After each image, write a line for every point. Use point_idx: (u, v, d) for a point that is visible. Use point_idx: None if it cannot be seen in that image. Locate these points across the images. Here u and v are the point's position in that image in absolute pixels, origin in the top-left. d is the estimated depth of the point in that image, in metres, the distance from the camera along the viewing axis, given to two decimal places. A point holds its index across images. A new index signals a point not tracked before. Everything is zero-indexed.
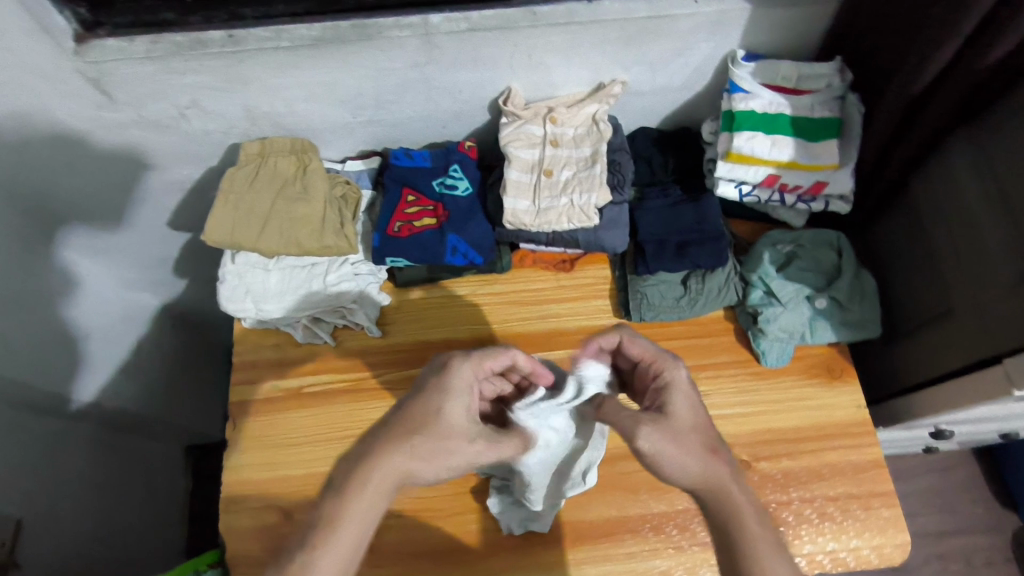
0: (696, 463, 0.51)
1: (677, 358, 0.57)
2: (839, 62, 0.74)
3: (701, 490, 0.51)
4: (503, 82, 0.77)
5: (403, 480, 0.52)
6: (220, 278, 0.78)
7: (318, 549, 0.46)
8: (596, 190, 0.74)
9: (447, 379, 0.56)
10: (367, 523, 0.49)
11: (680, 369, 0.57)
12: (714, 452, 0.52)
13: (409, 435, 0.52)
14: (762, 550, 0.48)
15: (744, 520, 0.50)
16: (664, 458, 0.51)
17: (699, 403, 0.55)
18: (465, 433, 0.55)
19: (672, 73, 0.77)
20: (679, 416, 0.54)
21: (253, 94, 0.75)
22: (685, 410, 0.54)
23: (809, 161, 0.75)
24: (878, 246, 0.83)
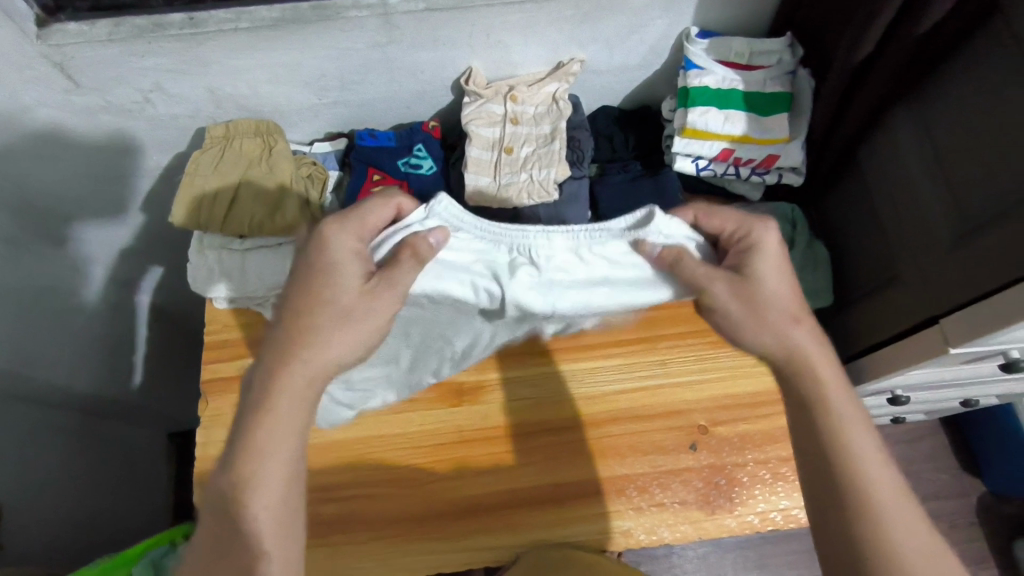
0: (776, 331, 0.55)
1: (766, 221, 0.57)
2: (789, 38, 0.76)
3: (784, 359, 0.54)
4: (463, 61, 0.78)
5: (312, 375, 0.52)
6: (190, 259, 0.79)
7: (247, 474, 0.47)
8: (554, 166, 0.77)
9: (323, 253, 0.53)
10: (291, 429, 0.49)
11: (769, 231, 0.56)
12: (798, 321, 0.55)
13: (304, 327, 0.52)
14: (845, 423, 0.50)
15: (827, 398, 0.51)
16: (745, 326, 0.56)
17: (788, 267, 0.56)
18: (362, 300, 0.53)
19: (630, 51, 0.79)
20: (768, 286, 0.55)
21: (217, 76, 0.76)
22: (779, 285, 0.55)
23: (760, 135, 0.77)
24: (830, 217, 0.86)
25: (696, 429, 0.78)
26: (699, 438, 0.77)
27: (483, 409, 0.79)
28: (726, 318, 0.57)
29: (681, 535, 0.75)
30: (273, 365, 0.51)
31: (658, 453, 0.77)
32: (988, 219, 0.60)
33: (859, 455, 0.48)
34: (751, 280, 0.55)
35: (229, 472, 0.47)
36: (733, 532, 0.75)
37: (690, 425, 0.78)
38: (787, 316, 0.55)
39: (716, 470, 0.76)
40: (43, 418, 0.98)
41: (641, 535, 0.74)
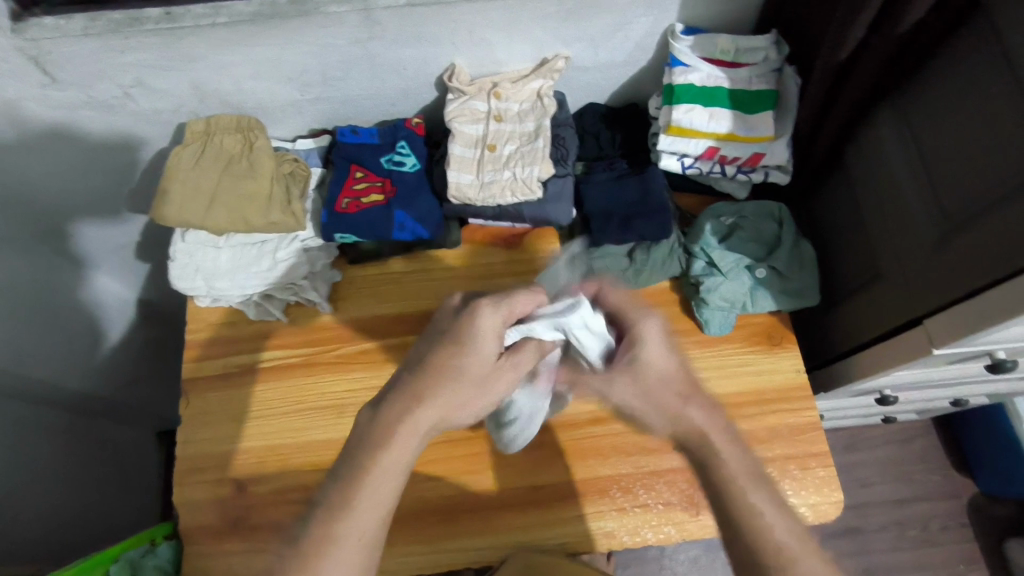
0: (666, 416, 0.58)
1: (650, 313, 0.63)
2: (774, 36, 0.76)
3: (683, 444, 0.57)
4: (447, 58, 0.78)
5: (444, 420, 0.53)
6: (171, 256, 0.78)
7: (342, 514, 0.47)
8: (538, 164, 0.76)
9: (475, 323, 0.55)
10: (397, 479, 0.50)
11: (651, 322, 0.62)
12: (685, 398, 0.59)
13: (435, 376, 0.53)
14: (750, 495, 0.52)
15: (720, 461, 0.55)
16: (637, 410, 0.60)
17: (669, 350, 0.62)
18: (493, 367, 0.56)
19: (615, 47, 0.78)
20: (650, 366, 0.60)
21: (197, 71, 0.76)
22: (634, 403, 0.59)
23: (746, 133, 0.76)
24: (816, 216, 0.85)
25: None
26: None
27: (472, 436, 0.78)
28: (625, 406, 0.61)
29: (665, 536, 0.74)
30: (406, 404, 0.51)
31: (643, 453, 0.76)
32: (969, 217, 0.60)
33: (751, 507, 0.51)
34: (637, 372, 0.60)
35: (318, 519, 0.47)
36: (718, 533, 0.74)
37: None
38: (671, 400, 0.58)
39: None
40: (28, 416, 0.98)
41: (625, 536, 0.74)
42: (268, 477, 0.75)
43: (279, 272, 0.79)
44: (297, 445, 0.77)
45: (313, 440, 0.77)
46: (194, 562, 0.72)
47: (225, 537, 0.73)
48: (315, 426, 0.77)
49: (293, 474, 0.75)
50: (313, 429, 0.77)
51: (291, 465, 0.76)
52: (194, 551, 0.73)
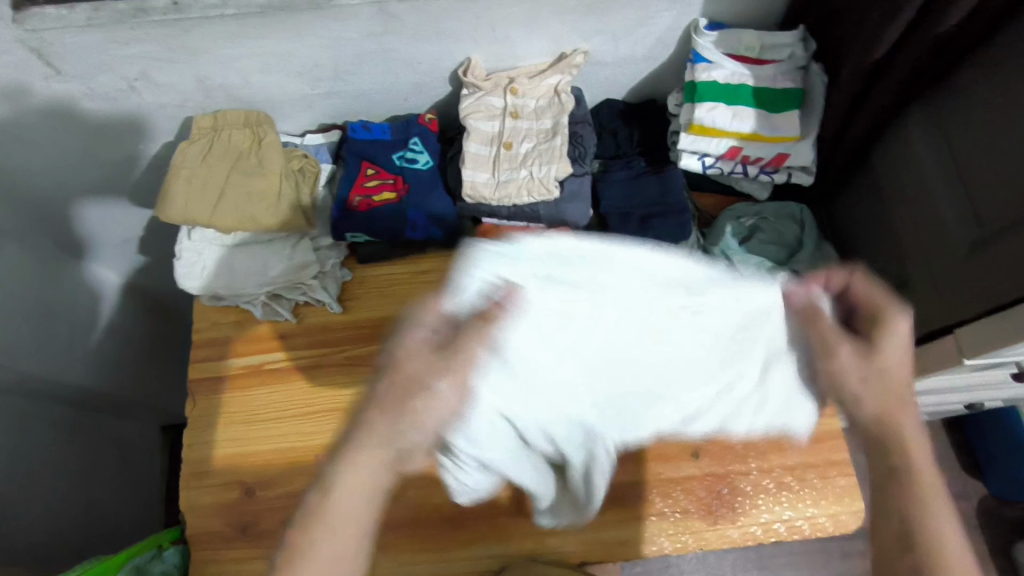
0: (876, 392, 0.49)
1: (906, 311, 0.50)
2: (802, 31, 0.73)
3: (877, 429, 0.49)
4: (462, 52, 0.75)
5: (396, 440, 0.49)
6: (177, 254, 0.77)
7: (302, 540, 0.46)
8: (555, 162, 0.73)
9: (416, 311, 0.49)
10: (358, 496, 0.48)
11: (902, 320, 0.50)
12: (900, 397, 0.49)
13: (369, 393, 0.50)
14: (929, 506, 0.44)
15: (910, 456, 0.47)
16: (841, 381, 0.51)
17: (910, 360, 0.50)
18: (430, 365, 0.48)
19: (636, 42, 0.76)
20: (884, 361, 0.50)
21: (204, 64, 0.73)
22: (892, 354, 0.50)
23: (770, 132, 0.74)
24: (839, 218, 0.83)
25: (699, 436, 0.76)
26: (701, 446, 0.75)
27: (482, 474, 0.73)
28: (837, 390, 0.51)
29: (681, 545, 0.73)
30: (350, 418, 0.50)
31: (660, 461, 0.75)
32: (1006, 225, 0.57)
33: (937, 533, 0.42)
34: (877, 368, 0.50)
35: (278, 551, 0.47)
36: (735, 543, 0.73)
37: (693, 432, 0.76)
38: (894, 398, 0.49)
39: (719, 479, 0.74)
40: (30, 413, 0.96)
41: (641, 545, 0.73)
42: (277, 482, 0.74)
43: (288, 269, 0.77)
44: (306, 449, 0.75)
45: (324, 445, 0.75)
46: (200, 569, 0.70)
47: (232, 544, 0.71)
48: (325, 430, 0.76)
49: (302, 480, 0.74)
50: (322, 433, 0.76)
51: (300, 469, 0.74)
52: (201, 557, 0.71)
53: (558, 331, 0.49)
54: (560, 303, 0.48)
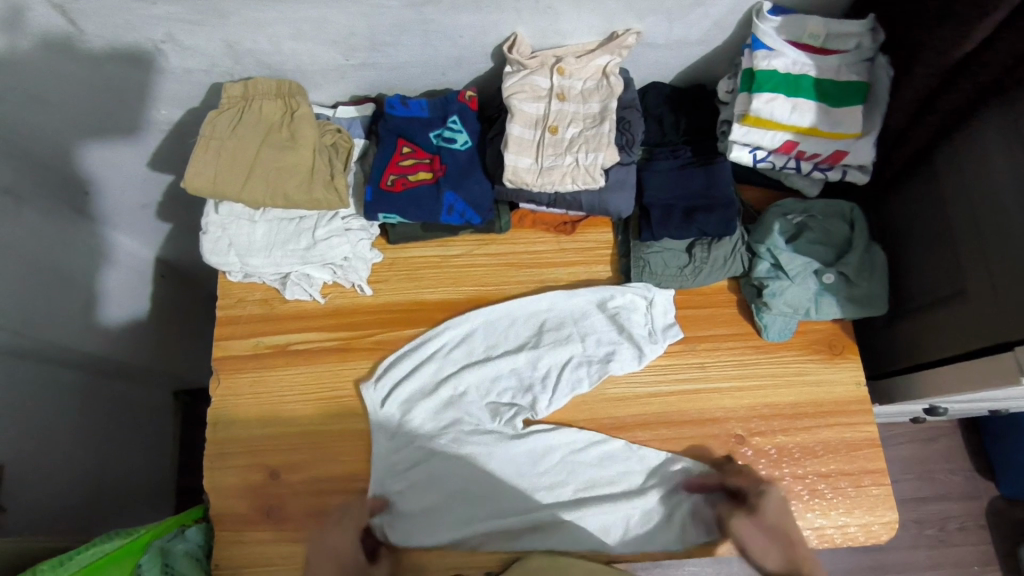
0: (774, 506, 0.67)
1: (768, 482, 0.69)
2: (871, 21, 0.69)
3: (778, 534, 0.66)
4: (508, 26, 0.71)
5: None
6: (203, 228, 0.74)
7: None
8: (603, 150, 0.69)
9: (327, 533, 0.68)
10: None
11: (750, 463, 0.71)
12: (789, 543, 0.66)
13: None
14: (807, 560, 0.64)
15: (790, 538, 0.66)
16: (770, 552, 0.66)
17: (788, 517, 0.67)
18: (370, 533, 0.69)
19: (691, 24, 0.72)
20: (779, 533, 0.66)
21: (235, 28, 0.69)
22: (756, 542, 0.66)
23: (830, 128, 0.70)
24: (890, 219, 0.80)
25: (733, 439, 0.74)
26: (735, 449, 0.74)
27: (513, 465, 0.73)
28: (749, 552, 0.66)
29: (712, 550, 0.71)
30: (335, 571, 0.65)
31: (691, 462, 0.73)
32: None
33: None
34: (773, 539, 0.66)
35: None
36: None
37: (727, 434, 0.74)
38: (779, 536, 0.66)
39: None
40: (42, 377, 0.95)
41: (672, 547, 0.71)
42: (302, 466, 0.73)
43: (318, 251, 0.73)
44: (332, 434, 0.74)
45: (351, 429, 0.74)
46: (223, 550, 0.70)
47: (257, 527, 0.71)
48: (353, 415, 0.74)
49: (328, 467, 0.72)
50: (352, 417, 0.74)
51: (327, 455, 0.73)
52: (225, 539, 0.70)
53: (463, 357, 0.76)
54: (469, 341, 0.77)
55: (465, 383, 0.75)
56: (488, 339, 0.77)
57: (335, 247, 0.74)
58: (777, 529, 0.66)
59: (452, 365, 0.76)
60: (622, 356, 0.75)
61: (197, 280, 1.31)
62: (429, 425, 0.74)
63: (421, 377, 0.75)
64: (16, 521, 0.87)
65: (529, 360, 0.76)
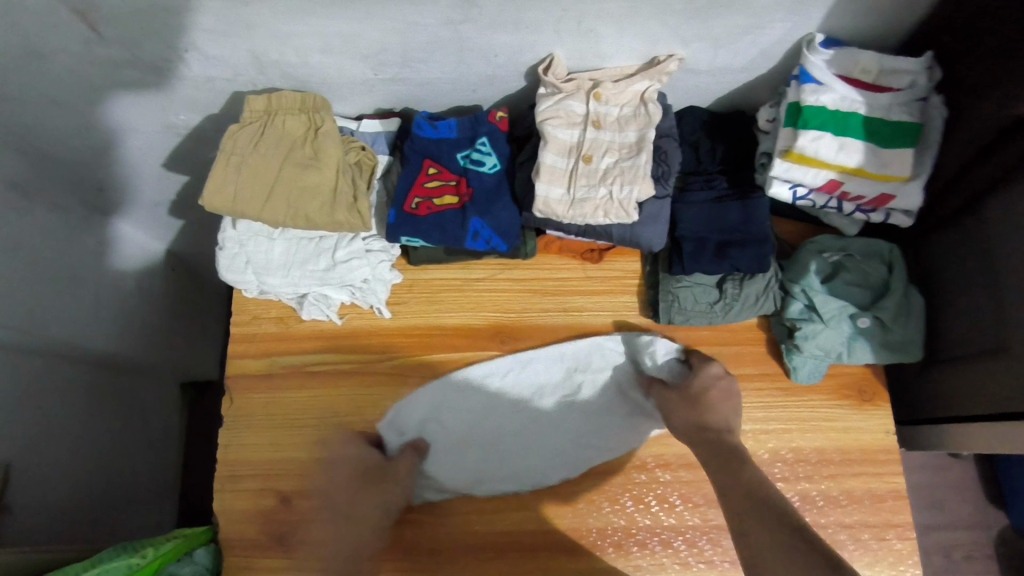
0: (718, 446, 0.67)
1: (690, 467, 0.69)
2: (928, 59, 0.65)
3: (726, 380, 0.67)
4: (545, 47, 0.68)
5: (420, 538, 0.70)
6: (220, 243, 0.72)
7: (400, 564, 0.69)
8: (638, 183, 0.66)
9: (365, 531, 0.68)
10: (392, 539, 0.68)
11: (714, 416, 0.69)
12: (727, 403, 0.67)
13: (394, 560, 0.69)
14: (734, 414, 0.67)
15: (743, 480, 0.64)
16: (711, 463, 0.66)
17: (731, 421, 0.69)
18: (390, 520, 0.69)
19: (738, 52, 0.68)
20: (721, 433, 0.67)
21: (262, 40, 0.66)
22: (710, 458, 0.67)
23: (877, 170, 0.67)
24: (931, 262, 0.77)
25: None
26: None
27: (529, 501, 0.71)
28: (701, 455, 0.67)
29: None
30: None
31: (712, 506, 0.71)
32: None
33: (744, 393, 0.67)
34: (699, 404, 0.69)
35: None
36: None
37: None
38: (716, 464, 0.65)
39: None
40: (53, 374, 0.94)
41: None
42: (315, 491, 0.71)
43: (338, 274, 0.71)
44: None
45: None
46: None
47: (266, 554, 0.69)
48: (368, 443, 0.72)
49: None
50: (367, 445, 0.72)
51: None
52: (232, 564, 0.69)
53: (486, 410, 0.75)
54: (495, 392, 0.75)
55: (487, 435, 0.74)
56: (515, 392, 0.75)
57: (356, 270, 0.72)
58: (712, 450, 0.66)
59: (476, 418, 0.74)
60: (648, 408, 0.74)
61: (208, 274, 1.29)
62: (450, 482, 0.72)
63: (441, 428, 0.74)
64: (21, 521, 0.85)
65: (556, 415, 0.75)
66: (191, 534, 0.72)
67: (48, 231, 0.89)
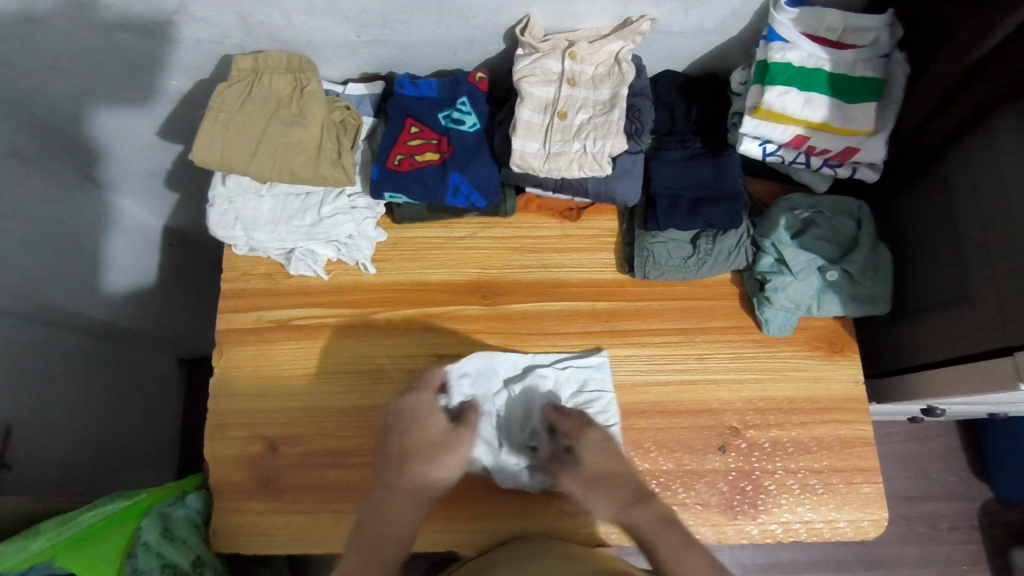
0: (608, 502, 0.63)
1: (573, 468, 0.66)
2: (890, 16, 0.67)
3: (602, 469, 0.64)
4: (521, 8, 0.70)
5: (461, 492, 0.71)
6: (210, 200, 0.74)
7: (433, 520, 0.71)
8: (611, 138, 0.69)
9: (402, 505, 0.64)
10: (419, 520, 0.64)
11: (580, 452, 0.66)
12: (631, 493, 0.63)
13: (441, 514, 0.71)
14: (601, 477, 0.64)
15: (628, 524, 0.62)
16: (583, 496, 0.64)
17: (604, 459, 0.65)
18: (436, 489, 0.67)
19: (707, 12, 0.71)
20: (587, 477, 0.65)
21: (247, 2, 0.69)
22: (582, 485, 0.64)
23: (842, 124, 0.69)
24: (900, 218, 0.79)
25: (728, 431, 0.75)
26: (729, 441, 0.74)
27: None
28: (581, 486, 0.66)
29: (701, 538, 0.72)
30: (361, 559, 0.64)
31: (685, 452, 0.74)
32: None
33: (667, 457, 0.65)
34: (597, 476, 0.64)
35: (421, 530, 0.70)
36: (753, 540, 0.72)
37: (722, 426, 0.75)
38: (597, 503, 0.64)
39: (744, 475, 0.73)
40: (51, 339, 0.97)
41: None
42: (302, 439, 0.74)
43: (325, 229, 0.74)
44: (330, 409, 0.75)
45: (350, 405, 0.75)
46: (222, 517, 0.71)
47: (254, 497, 0.72)
48: (353, 393, 0.75)
49: (324, 442, 0.73)
50: (351, 395, 0.75)
51: (324, 432, 0.74)
52: (223, 507, 0.72)
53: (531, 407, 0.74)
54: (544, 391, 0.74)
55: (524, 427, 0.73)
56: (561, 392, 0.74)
57: (342, 225, 0.74)
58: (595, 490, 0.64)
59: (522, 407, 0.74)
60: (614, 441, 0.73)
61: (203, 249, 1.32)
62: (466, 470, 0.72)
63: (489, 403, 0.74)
64: (20, 478, 0.88)
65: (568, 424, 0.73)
66: (177, 486, 0.75)
67: (45, 198, 0.91)
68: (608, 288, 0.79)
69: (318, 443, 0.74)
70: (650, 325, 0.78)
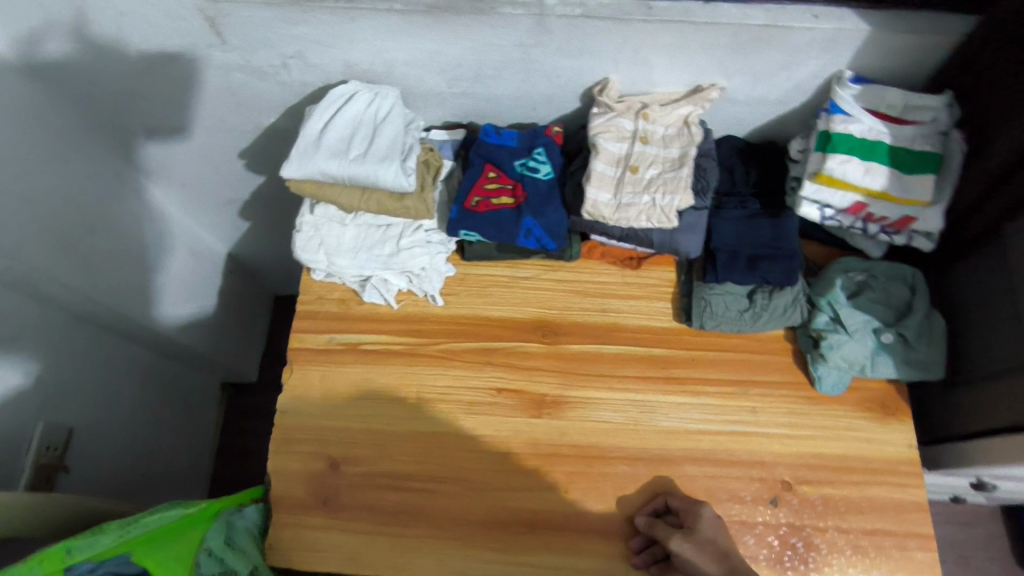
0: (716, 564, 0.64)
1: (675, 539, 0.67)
2: (948, 97, 0.71)
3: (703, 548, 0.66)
4: (602, 72, 0.77)
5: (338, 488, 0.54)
6: (297, 227, 0.80)
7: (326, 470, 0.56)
8: (680, 193, 0.74)
9: None
10: None
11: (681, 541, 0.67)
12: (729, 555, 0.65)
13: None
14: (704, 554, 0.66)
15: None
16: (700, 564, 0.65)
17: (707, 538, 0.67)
18: None
19: (774, 85, 0.77)
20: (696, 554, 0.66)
21: (357, 52, 0.76)
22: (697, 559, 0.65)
23: (900, 193, 0.73)
24: (953, 288, 0.82)
25: (781, 484, 0.75)
26: (781, 494, 0.75)
27: (559, 491, 0.75)
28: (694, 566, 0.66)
29: None
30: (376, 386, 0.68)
31: (734, 502, 0.75)
32: None
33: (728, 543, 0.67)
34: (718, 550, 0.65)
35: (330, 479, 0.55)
36: None
37: (774, 480, 0.75)
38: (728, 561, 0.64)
39: (794, 530, 0.74)
40: (117, 351, 1.01)
41: None
42: (363, 460, 0.76)
43: (374, 152, 0.75)
44: (394, 433, 0.77)
45: (413, 430, 0.77)
46: (279, 530, 0.73)
47: (313, 513, 0.74)
48: (417, 419, 0.78)
49: (385, 463, 0.76)
50: (415, 420, 0.78)
51: (386, 452, 0.77)
52: (280, 520, 0.74)
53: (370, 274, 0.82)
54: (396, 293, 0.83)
55: None
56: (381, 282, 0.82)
57: (390, 144, 0.76)
58: (712, 542, 0.67)
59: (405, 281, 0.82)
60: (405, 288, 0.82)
61: (261, 276, 1.38)
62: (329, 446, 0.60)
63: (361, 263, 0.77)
64: (75, 482, 0.91)
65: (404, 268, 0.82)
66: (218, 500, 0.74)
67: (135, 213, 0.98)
68: (665, 334, 0.82)
69: (377, 464, 0.76)
70: (704, 374, 0.80)
